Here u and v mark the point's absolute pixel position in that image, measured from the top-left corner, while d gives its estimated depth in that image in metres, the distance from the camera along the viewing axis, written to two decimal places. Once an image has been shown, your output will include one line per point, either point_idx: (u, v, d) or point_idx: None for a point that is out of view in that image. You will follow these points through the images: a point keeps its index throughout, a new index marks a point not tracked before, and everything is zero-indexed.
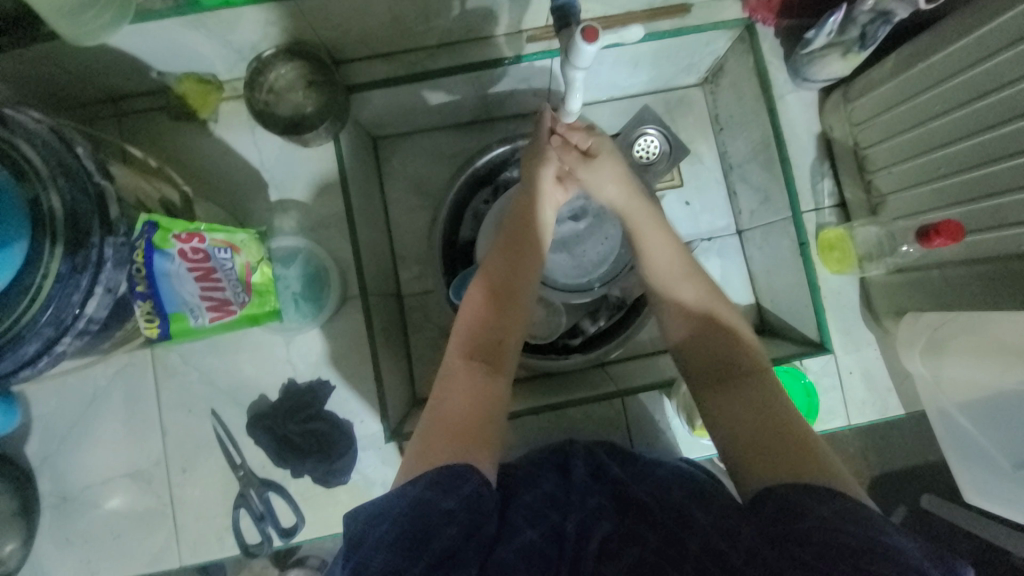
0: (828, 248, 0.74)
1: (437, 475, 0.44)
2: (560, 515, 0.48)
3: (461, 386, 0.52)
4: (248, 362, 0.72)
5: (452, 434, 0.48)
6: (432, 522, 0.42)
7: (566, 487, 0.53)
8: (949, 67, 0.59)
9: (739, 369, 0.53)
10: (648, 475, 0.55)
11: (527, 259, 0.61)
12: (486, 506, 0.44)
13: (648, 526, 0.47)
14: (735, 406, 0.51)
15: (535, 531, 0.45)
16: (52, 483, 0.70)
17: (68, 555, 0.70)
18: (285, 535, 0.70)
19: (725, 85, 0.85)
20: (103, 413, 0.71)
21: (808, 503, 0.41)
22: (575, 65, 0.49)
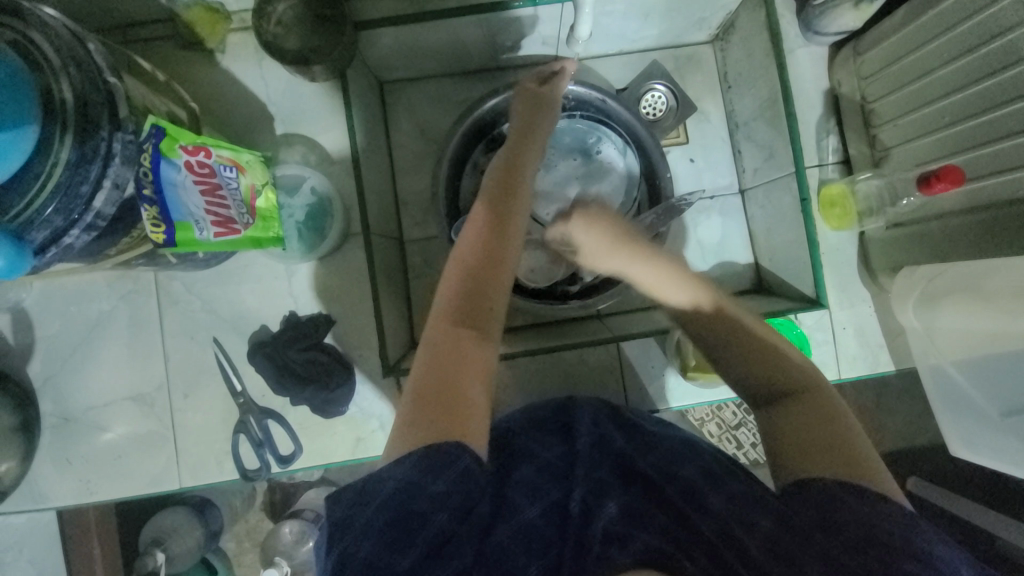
0: (829, 202, 0.75)
1: (426, 457, 0.45)
2: (562, 492, 0.51)
3: (445, 358, 0.50)
4: (250, 293, 0.73)
5: (432, 414, 0.47)
6: (421, 509, 0.44)
7: (568, 458, 0.55)
8: (957, 14, 0.58)
9: (794, 374, 0.50)
10: (650, 445, 0.58)
11: (512, 222, 0.57)
12: (480, 485, 0.46)
13: (656, 502, 0.50)
14: (798, 420, 0.48)
15: (535, 510, 0.49)
16: (56, 403, 0.72)
17: (70, 473, 0.72)
18: (283, 462, 0.71)
19: (736, 40, 0.85)
20: (106, 337, 0.72)
21: (847, 498, 0.44)
22: None
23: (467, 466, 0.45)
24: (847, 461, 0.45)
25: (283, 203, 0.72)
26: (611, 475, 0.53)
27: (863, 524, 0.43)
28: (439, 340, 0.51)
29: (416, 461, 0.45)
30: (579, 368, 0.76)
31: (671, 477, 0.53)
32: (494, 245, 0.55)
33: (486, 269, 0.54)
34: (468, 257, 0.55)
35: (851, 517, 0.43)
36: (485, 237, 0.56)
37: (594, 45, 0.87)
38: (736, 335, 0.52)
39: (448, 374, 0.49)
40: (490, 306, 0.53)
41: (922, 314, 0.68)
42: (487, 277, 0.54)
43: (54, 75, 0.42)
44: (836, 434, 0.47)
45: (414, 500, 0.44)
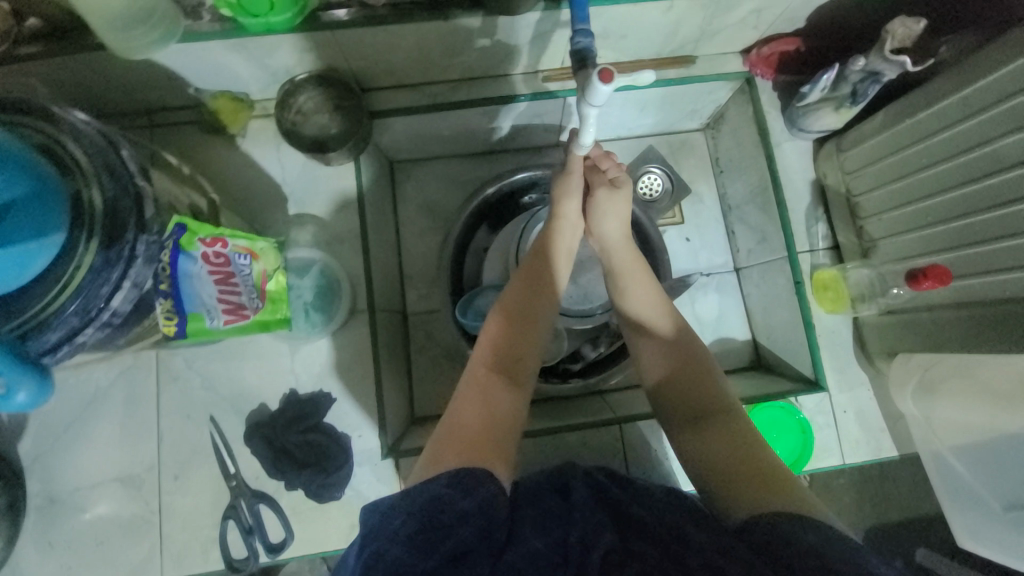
0: (821, 287, 0.78)
1: (455, 474, 0.46)
2: (564, 527, 0.47)
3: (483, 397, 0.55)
4: (251, 370, 0.73)
5: (467, 443, 0.50)
6: (444, 523, 0.42)
7: (566, 502, 0.51)
8: (930, 126, 0.63)
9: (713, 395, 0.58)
10: (642, 491, 0.55)
11: (547, 294, 0.63)
12: (500, 515, 0.45)
13: (648, 542, 0.46)
14: (713, 440, 0.55)
15: (540, 540, 0.45)
16: (40, 485, 0.69)
17: (45, 563, 0.68)
18: (272, 551, 0.68)
19: (726, 131, 0.91)
20: (100, 414, 0.71)
21: (796, 531, 0.44)
22: (590, 103, 0.53)
23: (490, 493, 0.45)
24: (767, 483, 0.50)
25: (291, 283, 0.73)
26: (606, 515, 0.50)
27: (818, 557, 0.41)
28: (470, 392, 0.56)
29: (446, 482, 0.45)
30: (583, 451, 0.74)
31: (662, 515, 0.50)
32: (530, 312, 0.62)
33: (522, 321, 0.61)
34: (503, 322, 0.61)
35: (803, 553, 0.42)
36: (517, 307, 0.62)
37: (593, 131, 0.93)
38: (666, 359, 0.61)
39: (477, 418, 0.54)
40: (522, 361, 0.59)
41: (920, 403, 0.69)
42: (523, 331, 0.60)
43: (90, 182, 0.44)
44: (756, 472, 0.51)
45: (443, 513, 0.43)
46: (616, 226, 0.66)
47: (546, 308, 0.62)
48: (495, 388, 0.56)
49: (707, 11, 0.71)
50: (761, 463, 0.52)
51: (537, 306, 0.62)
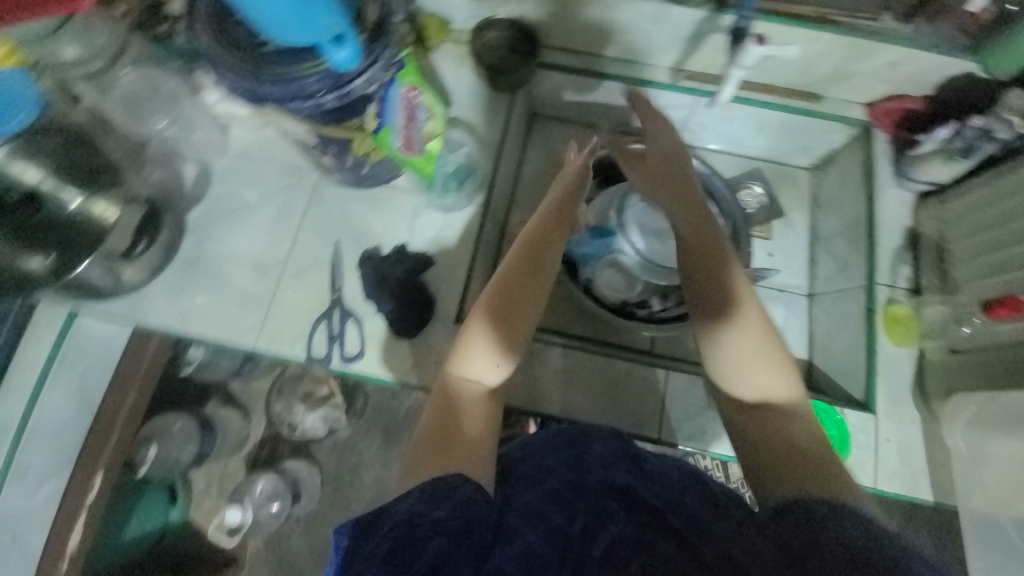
0: (896, 317, 0.82)
1: (428, 489, 0.49)
2: (566, 518, 0.51)
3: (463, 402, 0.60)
4: (379, 218, 0.87)
5: (437, 449, 0.54)
6: (421, 531, 0.45)
7: (576, 485, 0.55)
8: None
9: (756, 393, 0.59)
10: (656, 479, 0.57)
11: (538, 273, 0.66)
12: (480, 513, 0.49)
13: (660, 534, 0.51)
14: (758, 437, 0.57)
15: (534, 535, 0.49)
16: (193, 245, 0.85)
17: (173, 303, 0.83)
18: (344, 359, 0.80)
19: (833, 172, 0.99)
20: (258, 210, 0.88)
21: (841, 525, 0.45)
22: (738, 64, 0.77)
23: (467, 496, 0.49)
24: (809, 473, 0.51)
25: (442, 155, 0.88)
26: (620, 507, 0.53)
27: (854, 549, 0.43)
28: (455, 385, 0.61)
29: (418, 498, 0.48)
30: (626, 381, 0.82)
31: (679, 510, 0.53)
32: (509, 313, 0.63)
33: (501, 328, 0.63)
34: (482, 329, 0.62)
35: (841, 539, 0.44)
36: (498, 315, 0.63)
37: (709, 138, 1.04)
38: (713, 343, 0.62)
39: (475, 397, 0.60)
40: (495, 365, 0.62)
41: (970, 439, 0.73)
42: (499, 341, 0.63)
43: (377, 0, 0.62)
44: (806, 452, 0.53)
45: (417, 531, 0.45)
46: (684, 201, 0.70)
47: (524, 318, 0.64)
48: (473, 391, 0.61)
49: (846, 52, 0.82)
50: (807, 448, 0.54)
51: (516, 315, 0.64)
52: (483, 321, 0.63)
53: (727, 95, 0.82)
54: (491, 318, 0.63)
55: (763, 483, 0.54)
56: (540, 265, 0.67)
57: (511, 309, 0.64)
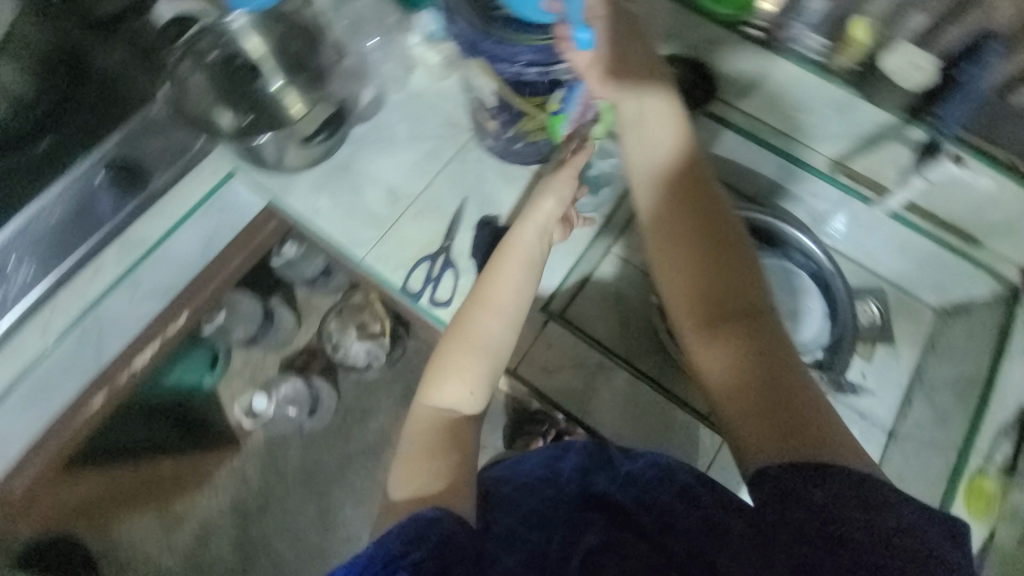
0: (980, 491, 0.76)
1: (405, 534, 0.52)
2: (541, 536, 0.61)
3: (440, 416, 0.66)
4: (508, 192, 0.92)
5: (419, 467, 0.62)
6: (400, 571, 0.49)
7: (553, 501, 0.67)
8: None
9: (741, 339, 0.57)
10: (633, 479, 0.67)
11: (493, 306, 0.69)
12: (460, 542, 0.53)
13: (633, 532, 0.61)
14: (752, 391, 0.55)
15: (512, 558, 0.58)
16: (346, 155, 0.94)
17: (310, 197, 0.92)
18: (433, 302, 0.86)
19: (964, 322, 0.93)
20: (408, 146, 0.95)
21: (812, 492, 0.47)
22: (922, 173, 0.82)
23: (445, 531, 0.53)
24: (789, 442, 0.52)
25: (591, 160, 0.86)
26: (597, 514, 0.65)
27: (825, 523, 0.46)
28: (434, 404, 0.67)
29: (398, 538, 0.52)
30: (680, 432, 0.82)
31: (649, 509, 0.63)
32: (477, 333, 0.68)
33: (474, 344, 0.68)
34: (457, 349, 0.68)
35: (819, 511, 0.46)
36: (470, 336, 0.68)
37: (842, 242, 1.00)
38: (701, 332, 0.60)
39: (442, 420, 0.66)
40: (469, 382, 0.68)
41: None
42: (471, 358, 0.68)
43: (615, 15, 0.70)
44: (785, 418, 0.53)
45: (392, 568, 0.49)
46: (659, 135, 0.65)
47: (498, 334, 0.69)
48: (452, 403, 0.67)
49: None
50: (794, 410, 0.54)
51: (484, 333, 0.68)
52: (446, 352, 0.68)
53: (897, 206, 0.88)
54: (458, 341, 0.68)
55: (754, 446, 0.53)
56: (499, 301, 0.70)
57: (470, 339, 0.68)
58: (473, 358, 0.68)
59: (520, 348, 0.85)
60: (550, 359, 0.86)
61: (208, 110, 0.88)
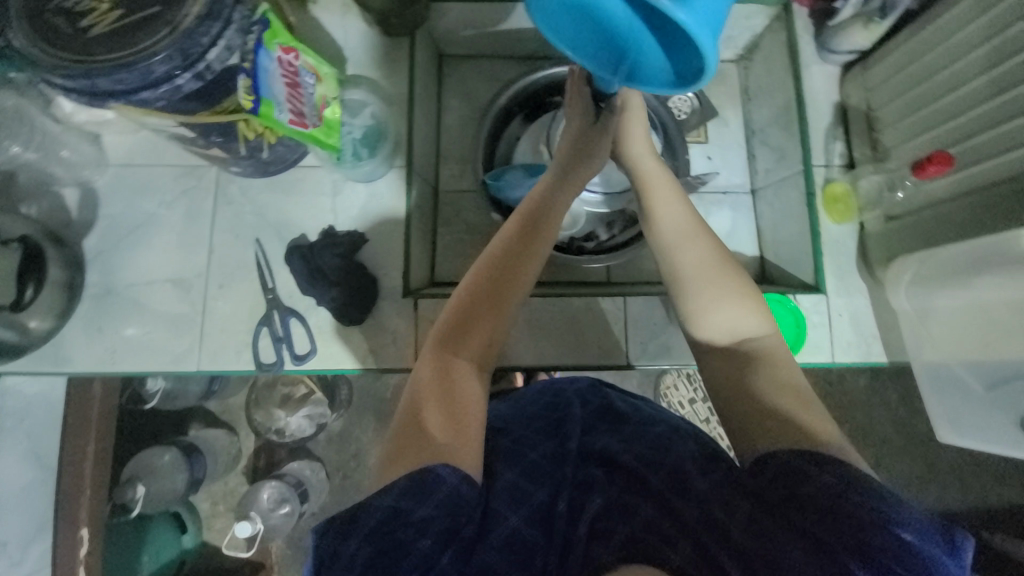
0: (833, 197, 0.85)
1: (407, 483, 0.45)
2: (546, 494, 0.51)
3: (456, 386, 0.52)
4: (297, 206, 0.80)
5: (406, 449, 0.48)
6: (405, 536, 0.43)
7: (558, 456, 0.55)
8: (940, 36, 0.73)
9: (743, 340, 0.55)
10: (635, 437, 0.57)
11: (542, 242, 0.58)
12: (466, 507, 0.46)
13: (642, 497, 0.49)
14: (772, 383, 0.51)
15: (518, 516, 0.48)
16: (99, 276, 0.77)
17: (95, 344, 0.76)
18: (297, 359, 0.76)
19: (760, 60, 0.95)
20: (161, 224, 0.79)
21: (809, 469, 0.44)
22: None
23: (451, 488, 0.45)
24: (803, 427, 0.48)
25: (345, 121, 0.79)
26: (602, 473, 0.52)
27: (830, 500, 0.42)
28: (447, 360, 0.54)
29: (400, 492, 0.45)
30: (587, 316, 0.81)
31: (658, 466, 0.52)
32: (502, 275, 0.56)
33: (496, 299, 0.55)
34: (485, 299, 0.55)
35: (821, 488, 0.43)
36: (488, 284, 0.55)
37: None
38: (708, 281, 0.56)
39: (462, 389, 0.52)
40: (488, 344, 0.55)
41: (913, 298, 0.77)
42: (495, 308, 0.55)
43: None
44: (806, 408, 0.49)
45: (402, 529, 0.43)
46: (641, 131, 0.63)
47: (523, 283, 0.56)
48: (469, 375, 0.54)
49: None
50: (811, 411, 0.49)
51: (516, 277, 0.56)
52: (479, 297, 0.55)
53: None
54: (487, 287, 0.56)
55: (782, 426, 0.48)
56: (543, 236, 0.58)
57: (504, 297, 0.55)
58: (499, 319, 0.55)
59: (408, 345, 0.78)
60: None
61: None
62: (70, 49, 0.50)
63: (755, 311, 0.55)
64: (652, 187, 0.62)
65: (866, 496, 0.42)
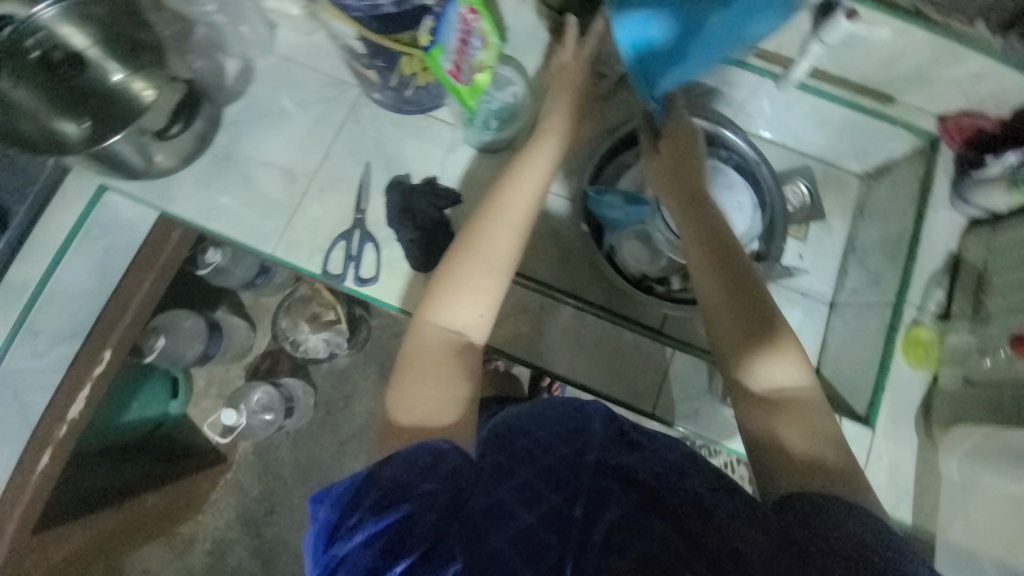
0: (917, 340, 0.83)
1: (410, 457, 0.52)
2: (556, 493, 0.53)
3: (424, 356, 0.63)
4: (414, 148, 0.85)
5: (408, 420, 0.58)
6: (410, 502, 0.49)
7: (569, 461, 0.57)
8: None
9: (788, 392, 0.60)
10: (654, 457, 0.59)
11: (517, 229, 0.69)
12: (469, 480, 0.52)
13: (658, 513, 0.52)
14: (800, 433, 0.57)
15: (531, 515, 0.51)
16: (227, 141, 0.85)
17: (198, 196, 0.83)
18: (359, 281, 0.80)
19: (886, 184, 0.95)
20: (294, 117, 0.86)
21: (841, 519, 0.48)
22: (820, 38, 0.73)
23: (454, 464, 0.52)
24: (823, 470, 0.54)
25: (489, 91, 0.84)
26: (617, 485, 0.54)
27: (856, 550, 0.45)
28: (425, 338, 0.65)
29: (407, 466, 0.51)
30: (633, 351, 0.82)
31: (674, 486, 0.54)
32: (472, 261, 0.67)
33: (464, 281, 0.66)
34: (455, 284, 0.66)
35: (848, 537, 0.46)
36: (460, 272, 0.66)
37: (763, 126, 0.98)
38: (742, 340, 0.63)
39: (444, 348, 0.64)
40: (461, 321, 0.66)
41: (963, 469, 0.76)
42: (468, 289, 0.66)
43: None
44: (829, 454, 0.56)
45: (406, 500, 0.49)
46: (696, 180, 0.73)
47: (495, 260, 0.67)
48: (445, 345, 0.64)
49: (935, 53, 0.76)
50: (833, 451, 0.56)
51: (485, 259, 0.67)
52: (457, 271, 0.66)
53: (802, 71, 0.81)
54: (454, 276, 0.66)
55: (800, 476, 0.54)
56: (512, 222, 0.69)
57: (482, 266, 0.67)
58: (474, 294, 0.66)
59: None
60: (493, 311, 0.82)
61: (47, 125, 0.74)
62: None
63: (794, 363, 0.61)
64: (707, 237, 0.69)
65: (892, 553, 0.45)
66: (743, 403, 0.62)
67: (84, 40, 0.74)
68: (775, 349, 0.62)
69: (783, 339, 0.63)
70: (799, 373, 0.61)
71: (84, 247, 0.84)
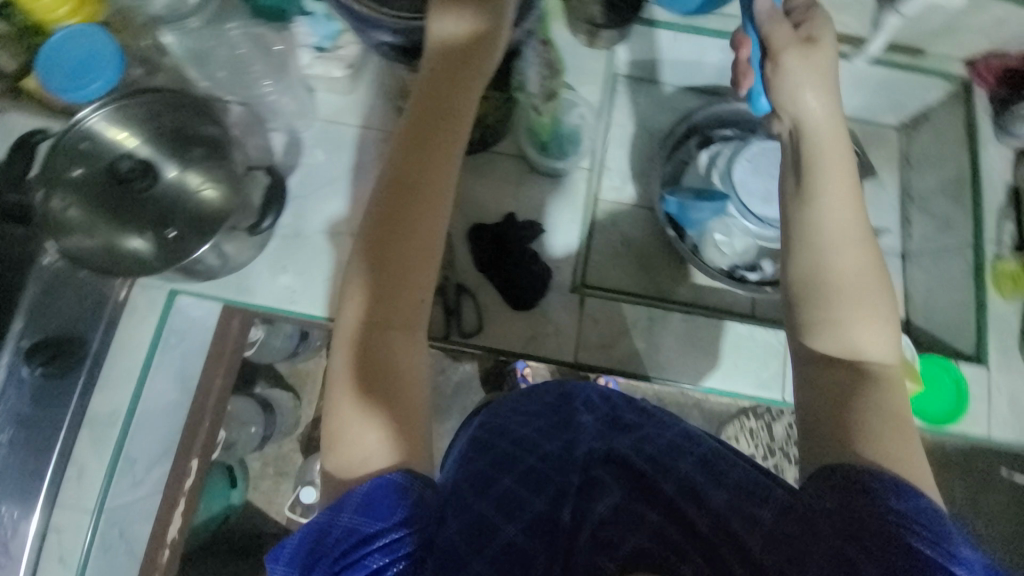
0: (1006, 275, 0.85)
1: (362, 499, 0.45)
2: (535, 500, 0.48)
3: (351, 350, 0.52)
4: (484, 188, 0.84)
5: (339, 439, 0.50)
6: (359, 543, 0.44)
7: (553, 459, 0.52)
8: None
9: (870, 363, 0.50)
10: (646, 441, 0.54)
11: (427, 181, 0.54)
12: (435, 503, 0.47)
13: (653, 506, 0.47)
14: (877, 413, 0.47)
15: (513, 527, 0.46)
16: (292, 218, 0.80)
17: (275, 283, 0.78)
18: (465, 334, 0.78)
19: (926, 131, 0.97)
20: (355, 180, 0.82)
21: (867, 495, 0.42)
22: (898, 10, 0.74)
23: (404, 490, 0.46)
24: (904, 461, 0.45)
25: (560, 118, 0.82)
26: (609, 474, 0.50)
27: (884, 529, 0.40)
28: (351, 328, 0.53)
29: (354, 507, 0.45)
30: (748, 342, 0.80)
31: (669, 473, 0.49)
32: (389, 228, 0.53)
33: (381, 255, 0.53)
34: (378, 260, 0.53)
35: (877, 512, 0.41)
36: (380, 243, 0.53)
37: None
38: (824, 309, 0.51)
39: (385, 348, 0.52)
40: (388, 311, 0.53)
41: None
42: (384, 259, 0.53)
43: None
44: (905, 436, 0.47)
45: (359, 549, 0.44)
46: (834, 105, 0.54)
47: (412, 216, 0.54)
48: (369, 339, 0.52)
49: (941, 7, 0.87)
50: (912, 443, 0.46)
51: (404, 220, 0.53)
52: (370, 251, 0.53)
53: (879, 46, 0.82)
54: (374, 253, 0.53)
55: (850, 447, 0.46)
56: (416, 190, 0.54)
57: (404, 241, 0.53)
58: (398, 268, 0.53)
59: (571, 339, 0.80)
60: (605, 334, 0.80)
61: (112, 242, 0.69)
62: (394, 6, 0.60)
63: (879, 329, 0.51)
64: (818, 161, 0.53)
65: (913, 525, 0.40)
66: (822, 380, 0.50)
67: (131, 141, 0.73)
68: (866, 314, 0.51)
69: (874, 304, 0.51)
70: (881, 339, 0.51)
71: (162, 361, 0.78)
